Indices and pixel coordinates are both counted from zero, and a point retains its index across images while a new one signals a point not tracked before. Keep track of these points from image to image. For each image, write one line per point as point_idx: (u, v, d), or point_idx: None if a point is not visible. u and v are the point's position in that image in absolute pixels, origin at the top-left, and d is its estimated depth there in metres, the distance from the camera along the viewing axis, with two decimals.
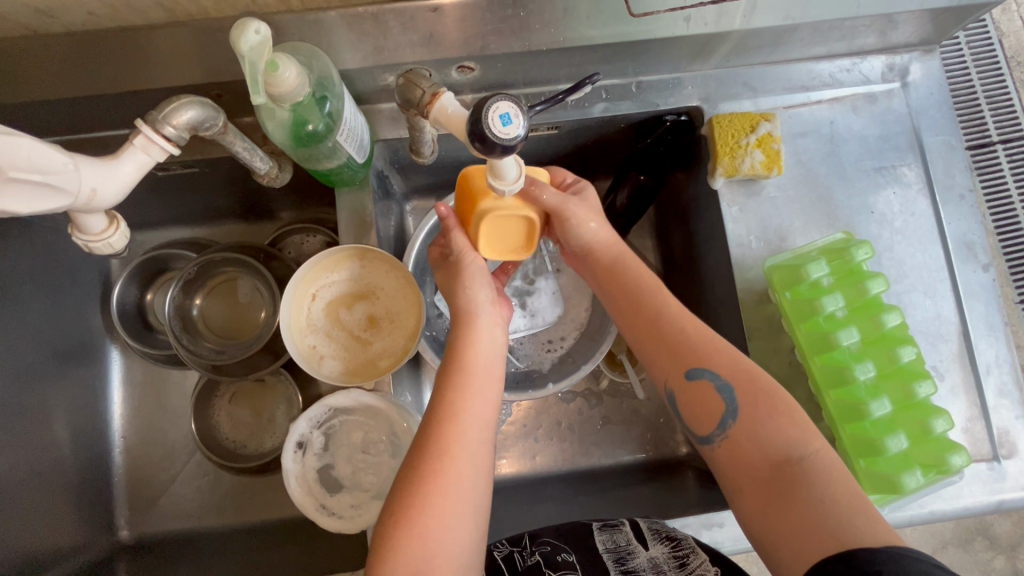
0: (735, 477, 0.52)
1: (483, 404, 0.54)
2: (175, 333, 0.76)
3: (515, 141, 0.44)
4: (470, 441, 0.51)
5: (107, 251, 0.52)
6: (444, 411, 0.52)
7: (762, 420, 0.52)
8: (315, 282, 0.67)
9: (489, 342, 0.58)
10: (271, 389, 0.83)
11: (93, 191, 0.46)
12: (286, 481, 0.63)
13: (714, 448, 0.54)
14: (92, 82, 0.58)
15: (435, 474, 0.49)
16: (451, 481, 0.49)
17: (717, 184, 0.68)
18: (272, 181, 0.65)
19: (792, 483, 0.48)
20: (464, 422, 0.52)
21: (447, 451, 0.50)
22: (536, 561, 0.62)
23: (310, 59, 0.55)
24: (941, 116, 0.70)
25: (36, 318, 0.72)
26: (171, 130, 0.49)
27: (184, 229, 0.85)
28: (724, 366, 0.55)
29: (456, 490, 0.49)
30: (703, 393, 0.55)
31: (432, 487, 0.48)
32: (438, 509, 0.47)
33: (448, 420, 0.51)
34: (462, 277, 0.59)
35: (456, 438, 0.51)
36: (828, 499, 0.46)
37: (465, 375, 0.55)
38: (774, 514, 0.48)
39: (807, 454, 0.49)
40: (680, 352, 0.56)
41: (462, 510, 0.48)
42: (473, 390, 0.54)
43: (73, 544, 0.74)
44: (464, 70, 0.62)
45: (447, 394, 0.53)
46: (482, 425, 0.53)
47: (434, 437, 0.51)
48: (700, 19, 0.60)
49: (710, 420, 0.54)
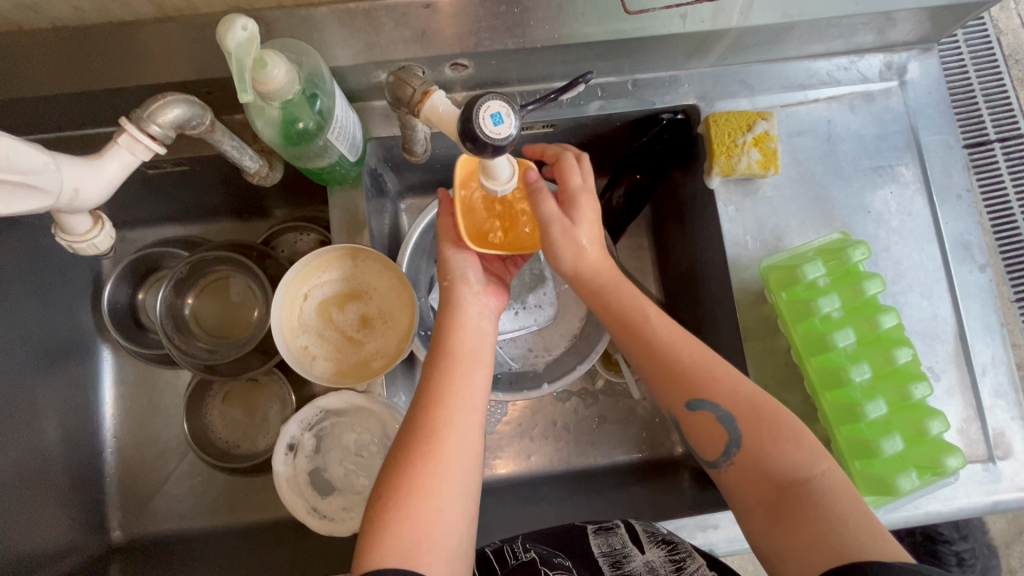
0: (743, 498, 0.52)
1: (471, 389, 0.53)
2: (167, 333, 0.75)
3: (507, 141, 0.44)
4: (459, 424, 0.51)
5: (92, 252, 0.51)
6: (431, 394, 0.52)
7: (769, 447, 0.51)
8: (308, 282, 0.66)
9: (476, 328, 0.57)
10: (264, 389, 0.82)
11: (75, 191, 0.45)
12: (275, 482, 0.62)
13: (721, 472, 0.54)
14: (80, 78, 0.57)
15: (423, 457, 0.49)
16: (440, 463, 0.49)
17: (714, 183, 0.67)
18: (263, 179, 0.64)
19: (799, 502, 0.48)
20: (451, 406, 0.51)
21: (435, 434, 0.50)
22: (531, 558, 0.60)
23: (299, 56, 0.54)
24: (938, 115, 0.70)
25: (26, 318, 0.72)
26: (156, 129, 0.48)
27: (176, 227, 0.84)
28: (726, 395, 0.54)
29: (446, 473, 0.48)
30: (705, 421, 0.54)
31: (421, 471, 0.48)
32: (426, 493, 0.47)
33: (436, 405, 0.51)
34: (444, 267, 0.60)
35: (443, 422, 0.50)
36: (833, 515, 0.46)
37: (453, 359, 0.54)
38: (781, 530, 0.48)
39: (813, 476, 0.49)
40: (681, 381, 0.55)
41: (453, 495, 0.48)
42: (460, 374, 0.53)
43: (66, 546, 0.73)
44: (458, 67, 0.62)
45: (434, 379, 0.53)
46: (472, 409, 0.52)
47: (421, 421, 0.50)
48: (696, 17, 0.60)
49: (716, 448, 0.54)
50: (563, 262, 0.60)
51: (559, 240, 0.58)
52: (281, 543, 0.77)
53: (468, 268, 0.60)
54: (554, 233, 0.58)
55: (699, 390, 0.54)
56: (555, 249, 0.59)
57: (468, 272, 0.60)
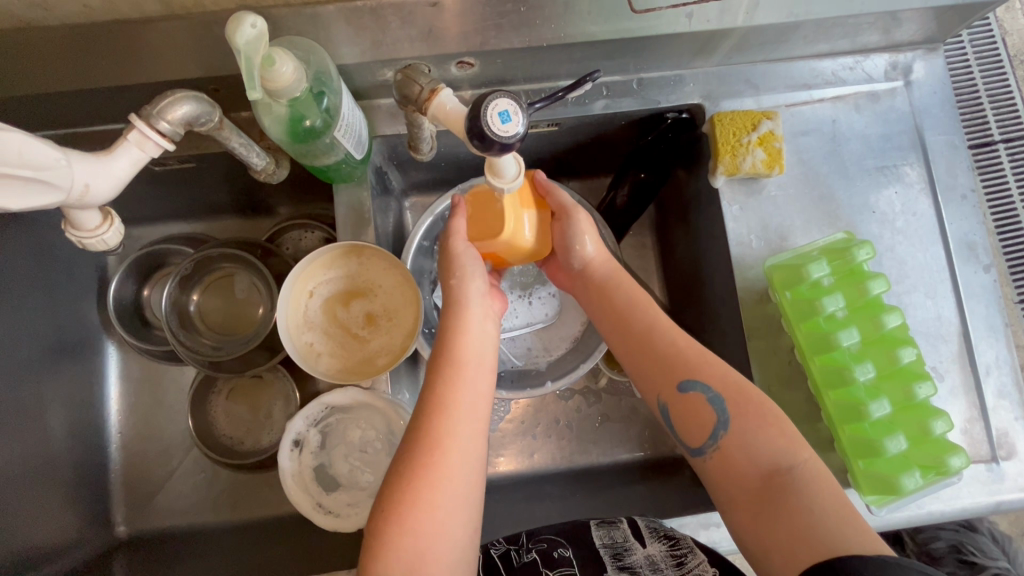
0: (727, 488, 0.52)
1: (474, 397, 0.53)
2: (172, 329, 0.75)
3: (514, 139, 0.44)
4: (461, 433, 0.51)
5: (100, 248, 0.51)
6: (434, 404, 0.52)
7: (752, 431, 0.52)
8: (314, 279, 0.66)
9: (481, 334, 0.57)
10: (268, 386, 0.83)
11: (85, 187, 0.45)
12: (281, 478, 0.62)
13: (705, 459, 0.54)
14: (87, 74, 0.57)
15: (427, 467, 0.49)
16: (442, 474, 0.49)
17: (718, 182, 0.67)
18: (269, 177, 0.64)
19: (785, 492, 0.49)
20: (455, 416, 0.51)
21: (438, 443, 0.50)
22: (533, 559, 0.62)
23: (307, 54, 0.54)
24: (944, 115, 0.70)
25: (31, 313, 0.72)
26: (165, 126, 0.48)
27: (182, 224, 0.85)
28: (716, 378, 0.55)
29: (450, 483, 0.49)
30: (695, 404, 0.55)
31: (424, 481, 0.48)
32: (429, 505, 0.47)
33: (440, 415, 0.51)
34: (452, 268, 0.59)
35: (446, 432, 0.50)
36: (817, 505, 0.47)
37: (457, 367, 0.54)
38: (766, 521, 0.49)
39: (797, 464, 0.50)
40: (672, 363, 0.57)
41: (457, 503, 0.48)
42: (463, 383, 0.53)
43: (71, 539, 0.74)
44: (464, 66, 0.62)
45: (437, 387, 0.53)
46: (475, 417, 0.52)
47: (424, 431, 0.50)
48: (702, 16, 0.60)
49: (703, 432, 0.54)
50: (568, 253, 0.64)
51: (582, 225, 0.62)
52: (285, 539, 0.77)
53: (474, 268, 0.59)
54: (579, 218, 0.62)
55: (689, 373, 0.56)
56: (572, 236, 0.62)
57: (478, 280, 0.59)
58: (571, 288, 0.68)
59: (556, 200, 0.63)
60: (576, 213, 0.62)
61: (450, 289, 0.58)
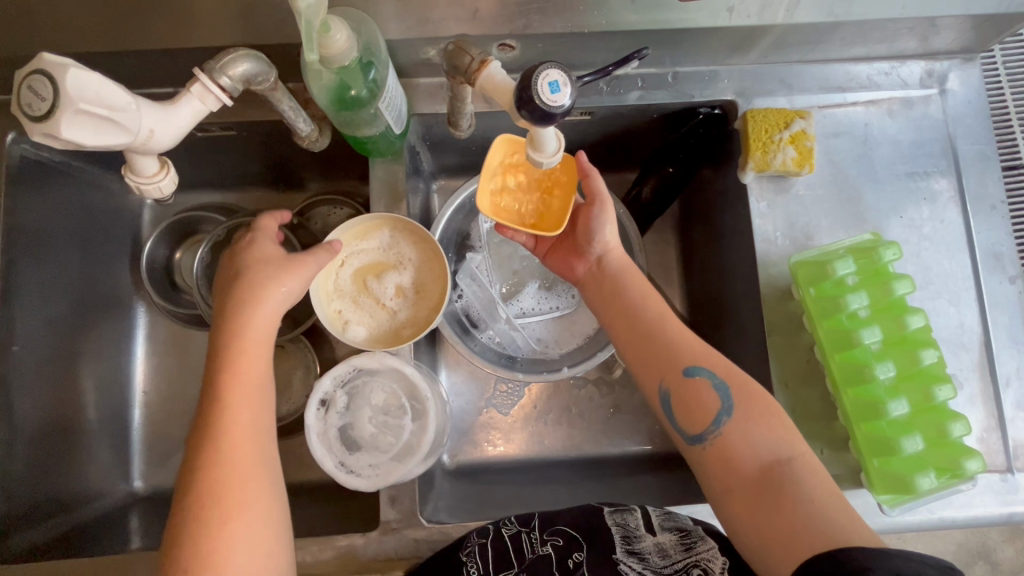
0: (725, 478, 0.53)
1: (254, 418, 0.53)
2: (202, 293, 0.78)
3: (560, 110, 0.45)
4: (252, 456, 0.51)
5: (156, 195, 0.53)
6: (217, 435, 0.50)
7: (756, 422, 0.53)
8: (348, 249, 0.68)
9: (256, 347, 0.55)
10: (287, 357, 0.83)
11: (151, 132, 0.47)
12: (307, 436, 0.62)
13: (702, 447, 0.55)
14: (143, 36, 0.59)
15: (218, 500, 0.49)
16: (240, 504, 0.49)
17: (747, 178, 0.68)
18: (312, 144, 0.66)
19: (783, 484, 0.50)
20: (241, 440, 0.51)
21: (230, 471, 0.50)
22: (548, 552, 0.60)
23: (358, 25, 0.56)
24: (976, 127, 0.70)
25: (65, 266, 0.74)
26: (226, 80, 0.50)
27: (215, 193, 0.87)
28: (723, 367, 0.57)
29: (250, 507, 0.49)
30: (699, 391, 0.56)
31: (222, 515, 0.48)
32: (229, 540, 0.48)
33: (225, 444, 0.50)
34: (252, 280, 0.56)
35: (236, 457, 0.50)
36: (813, 498, 0.49)
37: (230, 394, 0.52)
38: (764, 513, 0.50)
39: (795, 455, 0.52)
40: (676, 353, 0.58)
41: (262, 519, 0.50)
42: (241, 405, 0.52)
43: (84, 491, 0.75)
44: (505, 48, 0.63)
45: (218, 413, 0.51)
46: (261, 436, 0.53)
47: (211, 467, 0.49)
48: (743, 11, 0.61)
49: (706, 417, 0.55)
50: (592, 242, 0.66)
51: (608, 214, 0.65)
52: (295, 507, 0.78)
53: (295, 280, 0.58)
54: (606, 204, 0.64)
55: (695, 360, 0.58)
56: (597, 221, 0.65)
57: (278, 297, 0.56)
58: (561, 267, 0.69)
59: (591, 184, 0.64)
60: (602, 202, 0.64)
61: (244, 293, 0.56)
